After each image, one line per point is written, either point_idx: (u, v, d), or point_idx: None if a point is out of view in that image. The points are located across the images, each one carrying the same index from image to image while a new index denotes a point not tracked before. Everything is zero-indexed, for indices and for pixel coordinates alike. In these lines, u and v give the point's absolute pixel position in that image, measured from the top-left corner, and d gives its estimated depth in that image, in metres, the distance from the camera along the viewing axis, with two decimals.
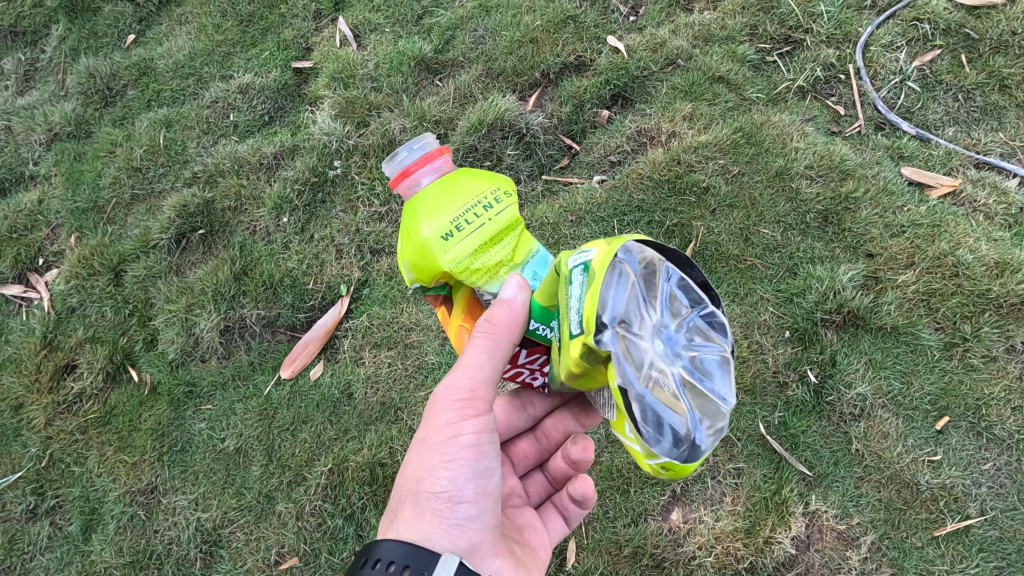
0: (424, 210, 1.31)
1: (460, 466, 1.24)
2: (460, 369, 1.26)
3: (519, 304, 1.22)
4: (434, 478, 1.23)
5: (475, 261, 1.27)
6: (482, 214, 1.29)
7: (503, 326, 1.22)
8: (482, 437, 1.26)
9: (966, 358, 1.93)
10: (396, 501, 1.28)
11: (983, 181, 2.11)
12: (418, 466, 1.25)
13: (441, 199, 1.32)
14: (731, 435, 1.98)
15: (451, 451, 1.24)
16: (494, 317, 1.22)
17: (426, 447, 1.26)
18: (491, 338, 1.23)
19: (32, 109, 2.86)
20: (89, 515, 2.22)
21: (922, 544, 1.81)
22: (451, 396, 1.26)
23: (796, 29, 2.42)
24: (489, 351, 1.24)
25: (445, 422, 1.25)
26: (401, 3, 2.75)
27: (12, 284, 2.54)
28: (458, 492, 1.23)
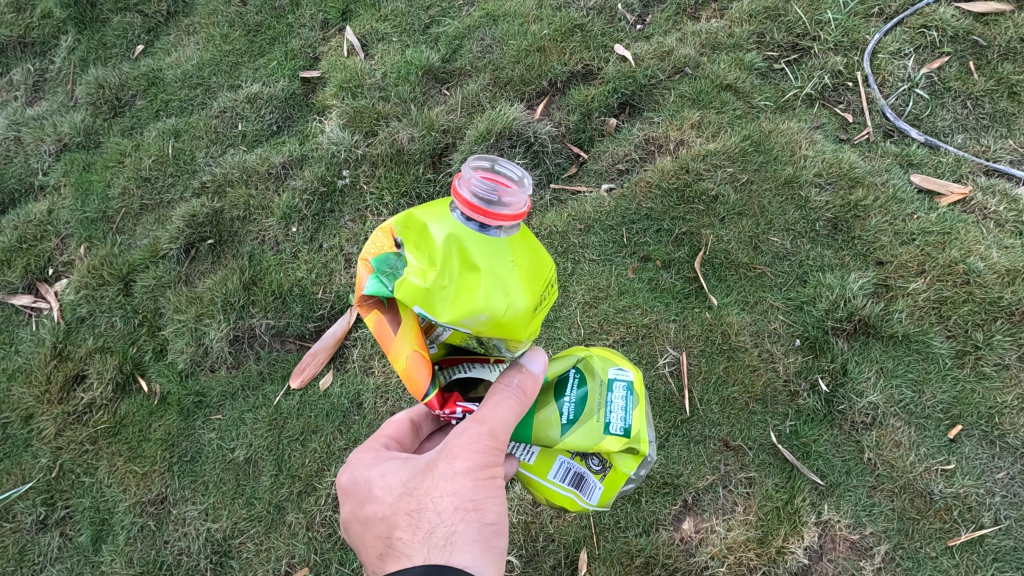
0: (512, 269, 0.99)
1: (497, 499, 1.17)
2: (498, 413, 1.16)
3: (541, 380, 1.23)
4: (481, 510, 1.13)
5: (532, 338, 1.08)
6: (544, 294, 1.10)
7: (533, 398, 1.20)
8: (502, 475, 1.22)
9: (978, 366, 1.92)
10: (426, 532, 1.10)
11: (993, 188, 2.11)
12: (456, 496, 1.12)
13: (525, 259, 1.03)
14: (742, 444, 1.98)
15: (487, 484, 1.15)
16: (528, 387, 1.19)
17: (462, 479, 1.14)
18: (522, 399, 1.18)
19: (41, 119, 2.88)
20: (100, 526, 2.22)
21: (937, 553, 1.80)
22: (491, 434, 1.16)
23: (803, 37, 2.42)
24: (524, 409, 1.18)
25: (483, 457, 1.15)
26: (408, 13, 2.76)
27: (23, 294, 2.55)
28: (498, 523, 1.16)
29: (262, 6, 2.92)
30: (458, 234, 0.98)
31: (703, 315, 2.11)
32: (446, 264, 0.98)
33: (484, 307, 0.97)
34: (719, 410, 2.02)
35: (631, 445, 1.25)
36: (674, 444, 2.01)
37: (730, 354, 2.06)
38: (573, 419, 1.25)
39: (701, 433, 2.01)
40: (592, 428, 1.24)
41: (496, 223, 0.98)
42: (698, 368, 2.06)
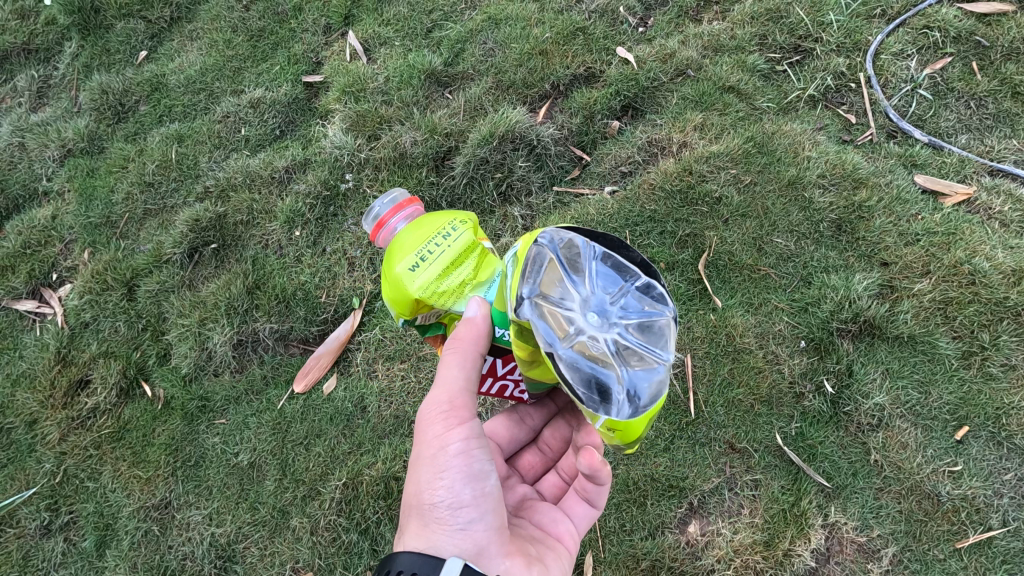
0: (396, 250, 1.36)
1: (453, 473, 1.25)
2: (438, 384, 1.28)
3: (479, 319, 1.25)
4: (432, 489, 1.25)
5: (441, 284, 1.28)
6: (443, 243, 1.30)
7: (467, 340, 1.24)
8: (471, 442, 1.27)
9: (985, 367, 1.91)
10: (406, 516, 1.31)
11: (998, 188, 2.10)
12: (416, 481, 1.28)
13: (409, 236, 1.36)
14: (748, 446, 1.97)
15: (442, 461, 1.26)
16: (459, 334, 1.25)
17: (419, 463, 1.28)
18: (458, 350, 1.24)
19: (45, 125, 2.89)
20: (103, 531, 2.22)
21: (945, 556, 1.79)
22: (434, 413, 1.28)
23: (806, 38, 2.42)
24: (460, 364, 1.24)
25: (433, 436, 1.27)
26: (410, 17, 2.77)
27: (27, 300, 2.56)
28: (455, 498, 1.25)
29: (264, 11, 2.93)
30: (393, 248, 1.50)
31: (708, 316, 2.11)
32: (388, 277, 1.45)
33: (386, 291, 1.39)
34: (724, 412, 2.01)
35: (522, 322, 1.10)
36: (679, 446, 2.00)
37: (734, 356, 2.05)
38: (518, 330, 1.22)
39: (706, 435, 2.00)
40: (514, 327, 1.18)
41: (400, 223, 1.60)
42: (703, 370, 2.05)
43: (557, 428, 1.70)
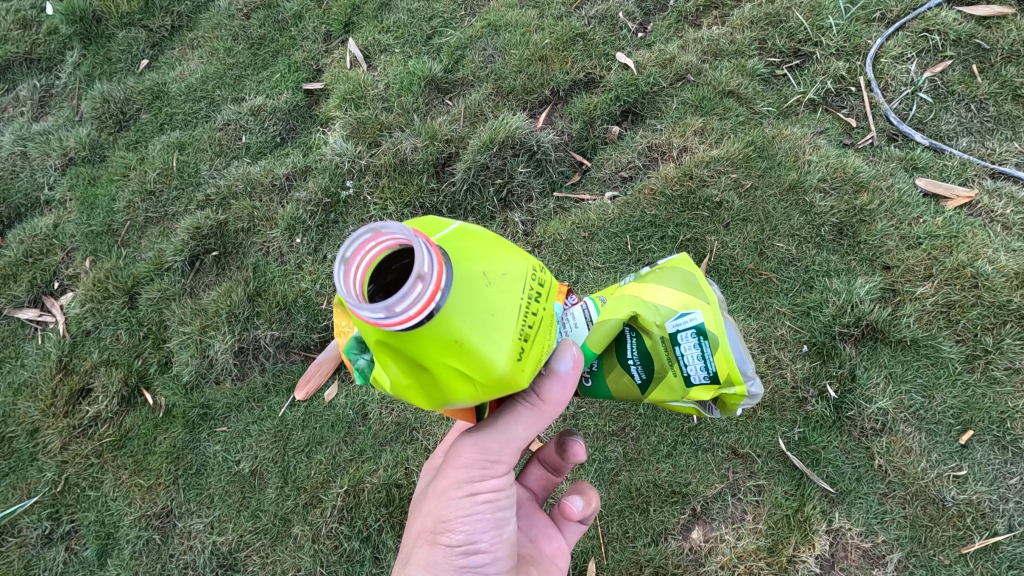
0: (468, 333, 0.84)
1: (478, 521, 1.23)
2: (492, 435, 1.16)
3: (571, 377, 1.11)
4: (450, 531, 1.23)
5: (543, 358, 0.94)
6: (538, 304, 0.92)
7: (553, 404, 1.13)
8: (501, 493, 1.24)
9: (989, 370, 1.90)
10: (414, 539, 1.29)
11: (1000, 191, 2.09)
12: (435, 515, 1.25)
13: (476, 307, 0.85)
14: (751, 452, 1.96)
15: (468, 506, 1.22)
16: (548, 396, 1.12)
17: (444, 497, 1.24)
18: (534, 411, 1.14)
19: (48, 134, 2.90)
20: (105, 540, 2.21)
21: (951, 561, 1.78)
22: (471, 456, 1.20)
23: (805, 42, 2.42)
24: (530, 423, 1.15)
25: (465, 479, 1.22)
26: (410, 24, 2.78)
27: (28, 308, 2.56)
28: (473, 546, 1.24)
29: (265, 19, 2.94)
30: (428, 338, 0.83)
31: None
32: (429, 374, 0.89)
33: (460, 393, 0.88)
34: (726, 417, 2.00)
35: (722, 389, 1.22)
36: (682, 452, 1.99)
37: None
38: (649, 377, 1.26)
39: (709, 441, 1.99)
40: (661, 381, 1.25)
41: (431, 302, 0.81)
42: None
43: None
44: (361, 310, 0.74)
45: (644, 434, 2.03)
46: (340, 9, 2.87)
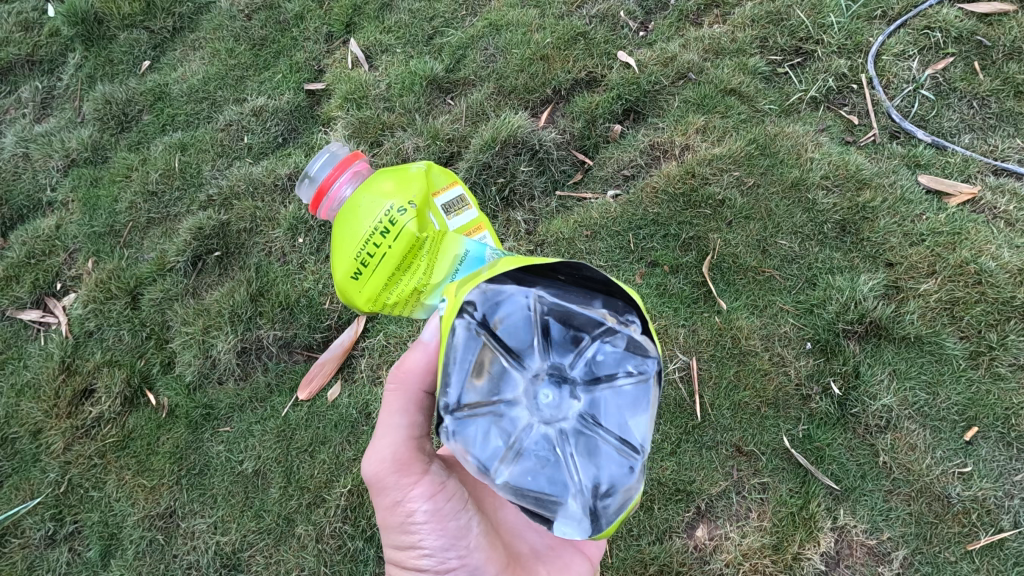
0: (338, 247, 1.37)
1: (434, 538, 1.33)
2: (382, 443, 1.36)
3: (434, 346, 1.34)
4: (418, 557, 1.35)
5: (388, 293, 1.31)
6: (384, 242, 1.30)
7: (410, 374, 1.36)
8: (436, 501, 1.33)
9: (993, 367, 1.90)
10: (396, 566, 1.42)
11: (1003, 188, 2.09)
12: (396, 547, 1.39)
13: (349, 227, 1.36)
14: (755, 449, 1.96)
15: (413, 526, 1.33)
16: (402, 367, 1.37)
17: (391, 525, 1.37)
18: (400, 390, 1.37)
19: (49, 136, 2.90)
20: (108, 540, 2.21)
21: (956, 558, 1.78)
22: (389, 480, 1.33)
23: (806, 40, 2.42)
24: (400, 408, 1.37)
25: (396, 500, 1.34)
26: (411, 25, 2.78)
27: (31, 309, 2.56)
28: (444, 559, 1.33)
29: (266, 20, 2.94)
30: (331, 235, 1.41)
31: (713, 319, 2.10)
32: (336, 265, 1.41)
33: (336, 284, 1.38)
34: (730, 415, 1.99)
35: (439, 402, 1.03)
36: (685, 450, 1.99)
37: (740, 359, 2.04)
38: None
39: (713, 439, 1.99)
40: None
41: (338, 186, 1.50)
42: (708, 373, 2.04)
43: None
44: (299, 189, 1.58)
45: None
46: (341, 9, 2.87)
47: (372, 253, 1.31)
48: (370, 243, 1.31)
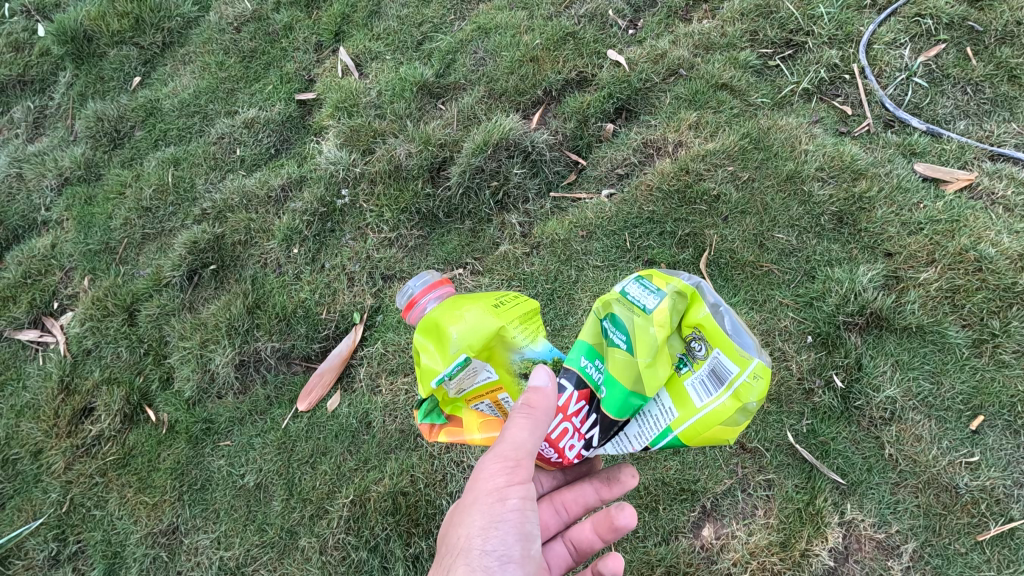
0: (445, 309, 1.29)
1: (510, 528, 1.20)
2: (504, 434, 1.20)
3: (551, 390, 1.20)
4: (483, 537, 1.19)
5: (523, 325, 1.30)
6: (510, 300, 1.34)
7: (541, 409, 1.19)
8: (530, 501, 1.22)
9: (997, 354, 1.87)
10: (447, 555, 1.23)
11: (1000, 173, 2.07)
12: (466, 522, 1.22)
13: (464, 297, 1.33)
14: (759, 446, 1.94)
15: (498, 515, 1.20)
16: (531, 400, 1.19)
17: (473, 507, 1.21)
18: (531, 416, 1.18)
19: (43, 155, 2.90)
20: (111, 559, 2.20)
21: (966, 549, 1.75)
22: (496, 459, 1.20)
23: (796, 32, 2.41)
24: (531, 426, 1.18)
25: (492, 487, 1.20)
26: (400, 31, 2.77)
27: (29, 329, 2.56)
28: (506, 553, 1.19)
29: (255, 32, 2.95)
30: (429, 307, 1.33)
31: None
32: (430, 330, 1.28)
33: (453, 329, 1.24)
34: None
35: (673, 298, 1.17)
36: (689, 449, 1.99)
37: None
38: (633, 340, 1.17)
39: None
40: (642, 323, 1.17)
41: (344, 342, 2.29)
42: None
43: (581, 493, 1.57)
44: (341, 343, 2.30)
45: None
46: (330, 18, 2.87)
47: (504, 305, 1.31)
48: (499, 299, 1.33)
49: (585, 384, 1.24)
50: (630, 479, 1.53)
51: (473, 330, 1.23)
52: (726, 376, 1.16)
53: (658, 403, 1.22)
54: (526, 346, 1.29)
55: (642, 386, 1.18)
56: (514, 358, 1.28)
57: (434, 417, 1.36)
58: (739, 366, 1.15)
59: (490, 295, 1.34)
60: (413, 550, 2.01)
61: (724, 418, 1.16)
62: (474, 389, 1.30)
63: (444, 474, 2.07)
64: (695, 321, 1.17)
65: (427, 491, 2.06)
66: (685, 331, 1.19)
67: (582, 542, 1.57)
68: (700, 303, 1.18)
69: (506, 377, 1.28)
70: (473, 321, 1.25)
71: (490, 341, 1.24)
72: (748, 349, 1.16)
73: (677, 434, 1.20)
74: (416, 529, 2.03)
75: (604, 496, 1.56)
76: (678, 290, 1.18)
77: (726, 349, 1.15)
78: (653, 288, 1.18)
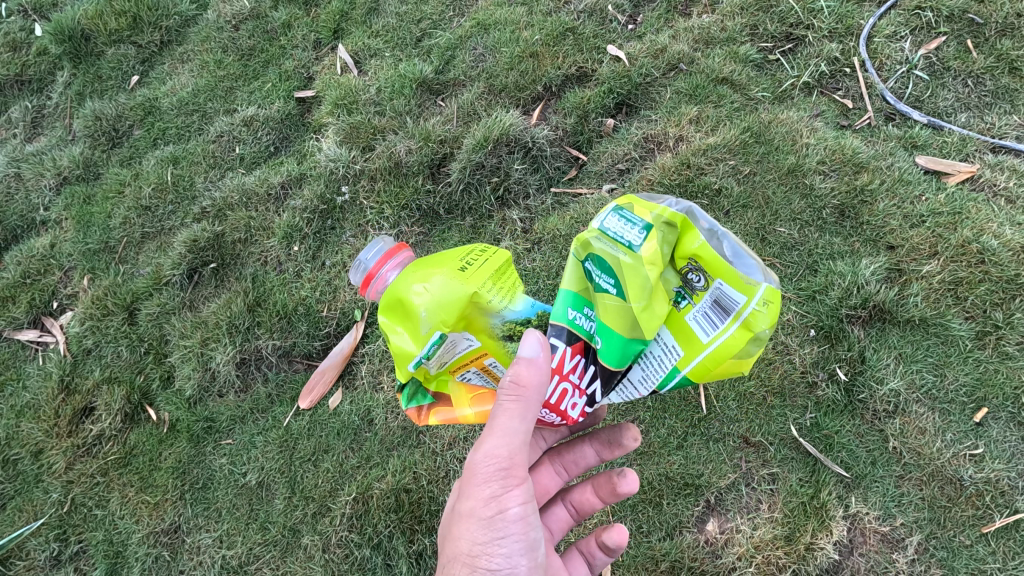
0: (408, 283, 1.18)
1: (513, 542, 1.19)
2: (494, 440, 1.14)
3: (543, 361, 1.08)
4: (489, 555, 1.19)
5: (497, 284, 1.20)
6: (478, 257, 1.22)
7: (532, 388, 1.08)
8: (529, 507, 1.20)
9: (1001, 346, 1.86)
10: (451, 563, 1.23)
11: (1002, 165, 2.07)
12: (466, 538, 1.20)
13: (429, 263, 1.22)
14: (763, 440, 1.94)
15: (500, 527, 1.18)
16: (519, 379, 1.08)
17: (472, 521, 1.19)
18: (519, 401, 1.10)
19: (41, 155, 2.89)
20: (113, 559, 2.19)
21: (972, 542, 1.75)
22: (491, 469, 1.16)
23: (797, 26, 2.40)
24: (521, 415, 1.11)
25: (489, 496, 1.17)
26: (399, 28, 2.77)
27: (29, 329, 2.55)
28: (513, 567, 1.20)
29: (254, 30, 2.94)
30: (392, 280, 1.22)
31: None
32: (397, 311, 1.18)
33: (421, 306, 1.14)
34: (736, 406, 1.98)
35: (663, 232, 1.06)
36: (692, 444, 1.98)
37: None
38: (623, 281, 1.04)
39: (719, 430, 1.97)
40: (630, 261, 1.04)
41: (345, 339, 2.29)
42: None
43: (581, 454, 1.60)
44: (342, 339, 2.29)
45: (652, 427, 2.02)
46: (329, 16, 2.86)
47: (472, 266, 1.20)
48: (466, 259, 1.21)
49: (576, 337, 1.11)
50: (629, 442, 1.50)
51: (443, 304, 1.14)
52: (733, 306, 1.01)
53: (660, 343, 1.08)
54: (505, 308, 1.19)
55: (640, 328, 1.05)
56: (494, 323, 1.19)
57: (420, 399, 1.25)
58: (745, 295, 1.00)
59: (460, 255, 1.23)
60: (416, 547, 2.01)
61: (737, 352, 1.02)
62: (458, 359, 1.24)
63: (447, 471, 2.07)
64: (689, 252, 1.05)
65: (431, 488, 2.05)
66: (680, 263, 1.07)
67: (583, 505, 1.58)
68: (692, 231, 1.05)
69: (489, 343, 1.21)
70: (439, 293, 1.15)
71: (462, 312, 1.15)
72: (753, 271, 1.02)
73: (685, 374, 1.06)
74: (419, 526, 2.02)
75: (604, 456, 1.58)
76: (665, 221, 1.06)
77: (728, 278, 1.01)
78: (636, 222, 1.06)
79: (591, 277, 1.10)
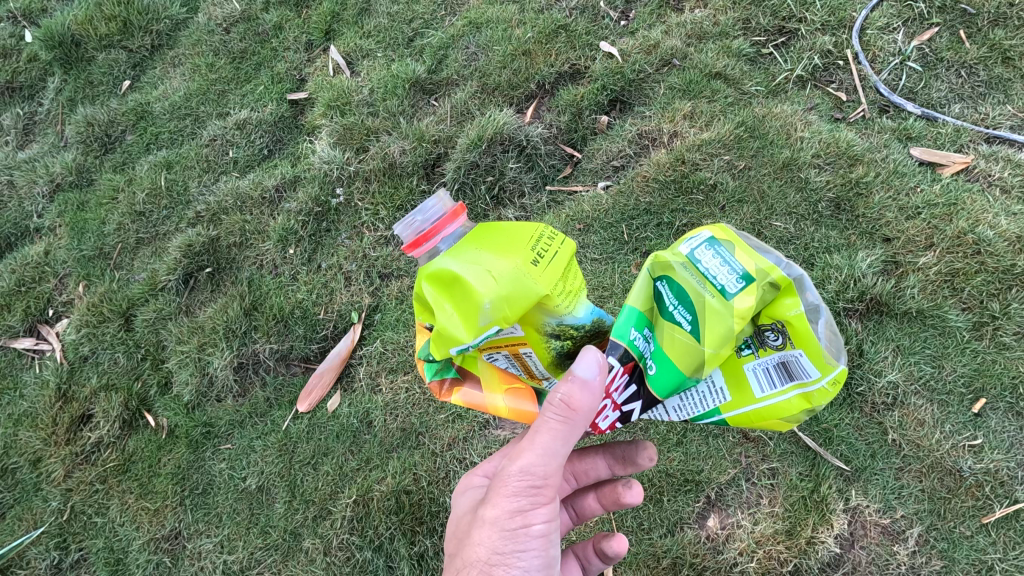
0: (472, 266, 1.07)
1: (533, 558, 1.19)
2: (531, 454, 1.13)
3: (597, 383, 1.05)
4: (508, 566, 1.18)
5: (564, 285, 1.11)
6: (549, 248, 1.12)
7: (583, 411, 1.07)
8: (553, 526, 1.20)
9: (998, 337, 1.87)
10: (465, 568, 1.21)
11: (996, 155, 2.07)
12: (487, 547, 1.18)
13: (493, 245, 1.11)
14: (762, 435, 1.94)
15: (522, 541, 1.17)
16: (573, 401, 1.06)
17: (495, 530, 1.18)
18: (565, 422, 1.09)
19: (33, 162, 2.88)
20: (114, 566, 2.19)
21: (972, 533, 1.75)
22: (522, 482, 1.15)
23: (789, 19, 2.39)
24: (563, 437, 1.10)
25: (514, 509, 1.16)
26: (391, 28, 2.75)
27: (24, 337, 2.54)
28: None
29: (245, 33, 2.92)
30: (451, 257, 1.10)
31: None
32: (455, 294, 1.07)
33: (484, 297, 1.04)
34: None
35: (762, 288, 0.96)
36: (692, 440, 1.98)
37: None
38: (702, 324, 0.98)
39: (718, 426, 1.97)
40: (716, 307, 0.97)
41: (343, 340, 2.29)
42: None
43: (593, 465, 1.54)
44: (340, 341, 2.29)
45: (651, 424, 2.01)
46: (320, 17, 2.85)
47: (542, 259, 1.10)
48: (537, 248, 1.11)
49: (629, 357, 1.06)
50: (645, 461, 1.46)
51: (508, 299, 1.04)
52: (802, 377, 0.97)
53: (709, 381, 1.05)
54: (566, 312, 1.11)
55: (702, 373, 1.00)
56: (549, 323, 1.11)
57: (444, 373, 1.28)
58: (820, 372, 0.95)
59: (528, 242, 1.12)
60: (417, 549, 2.00)
61: (786, 416, 1.01)
62: (494, 342, 1.13)
63: (446, 471, 2.07)
64: (783, 316, 0.97)
65: (431, 490, 2.05)
66: (763, 320, 0.99)
67: (585, 510, 1.60)
68: (792, 296, 0.96)
69: (535, 338, 1.12)
70: (507, 286, 1.05)
71: (527, 310, 1.06)
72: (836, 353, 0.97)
73: (725, 416, 1.06)
74: (419, 528, 2.02)
75: (616, 469, 1.53)
76: (770, 278, 0.96)
77: (812, 352, 0.95)
78: (735, 267, 0.98)
79: (667, 304, 1.04)
